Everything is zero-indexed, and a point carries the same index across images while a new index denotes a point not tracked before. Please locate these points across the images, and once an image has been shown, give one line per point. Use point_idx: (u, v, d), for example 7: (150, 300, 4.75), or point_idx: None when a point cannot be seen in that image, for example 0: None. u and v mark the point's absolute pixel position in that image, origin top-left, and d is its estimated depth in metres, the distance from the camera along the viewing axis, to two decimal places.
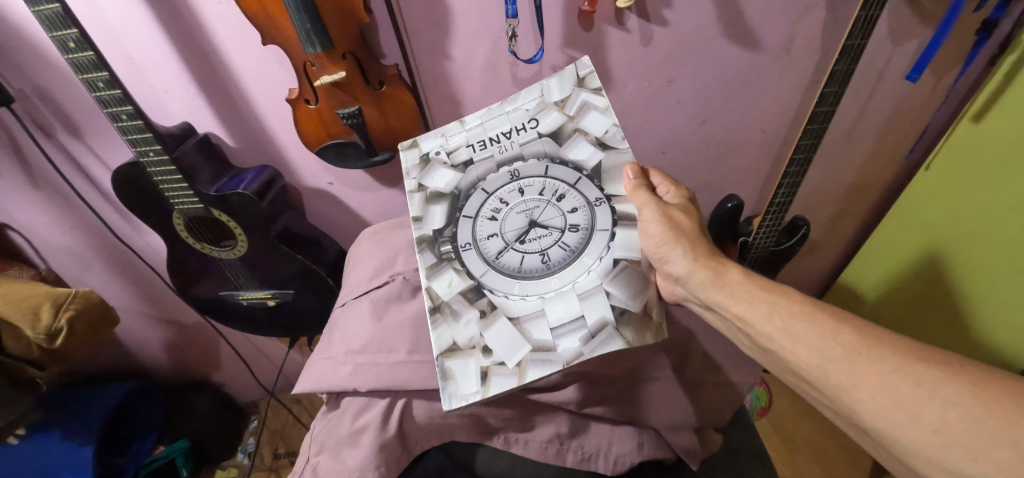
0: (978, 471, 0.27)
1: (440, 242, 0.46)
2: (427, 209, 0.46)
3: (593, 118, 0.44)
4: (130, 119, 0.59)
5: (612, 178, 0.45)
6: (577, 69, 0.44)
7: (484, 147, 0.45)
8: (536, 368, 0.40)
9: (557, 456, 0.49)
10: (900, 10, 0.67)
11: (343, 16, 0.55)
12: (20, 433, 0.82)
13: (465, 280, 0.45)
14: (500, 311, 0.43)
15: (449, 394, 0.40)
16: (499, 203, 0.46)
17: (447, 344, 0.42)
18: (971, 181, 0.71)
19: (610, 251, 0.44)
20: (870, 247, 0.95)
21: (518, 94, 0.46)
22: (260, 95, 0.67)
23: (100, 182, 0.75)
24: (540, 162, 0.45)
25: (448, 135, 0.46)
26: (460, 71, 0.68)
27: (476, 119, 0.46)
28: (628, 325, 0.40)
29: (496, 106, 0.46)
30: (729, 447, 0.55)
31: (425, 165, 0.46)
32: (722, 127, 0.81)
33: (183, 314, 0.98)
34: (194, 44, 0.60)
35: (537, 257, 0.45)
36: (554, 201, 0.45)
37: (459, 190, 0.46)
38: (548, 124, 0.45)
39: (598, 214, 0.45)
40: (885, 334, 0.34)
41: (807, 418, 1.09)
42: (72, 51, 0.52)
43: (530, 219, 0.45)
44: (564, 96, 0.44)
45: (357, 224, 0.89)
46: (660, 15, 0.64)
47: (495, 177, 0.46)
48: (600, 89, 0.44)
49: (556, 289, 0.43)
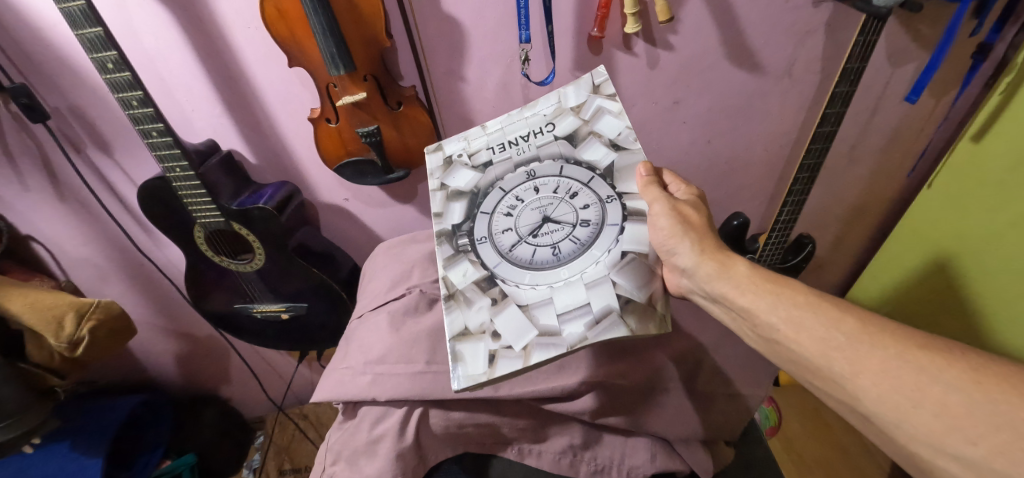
0: (979, 454, 0.27)
1: (458, 236, 0.48)
2: (447, 206, 0.50)
3: (606, 122, 0.48)
4: (160, 135, 0.61)
5: (624, 176, 0.48)
6: (593, 77, 0.49)
7: (503, 149, 0.50)
8: (540, 352, 0.40)
9: (570, 467, 0.49)
10: (897, 35, 0.69)
11: (366, 40, 0.58)
12: (35, 443, 0.83)
13: (479, 271, 0.46)
14: (511, 300, 0.44)
15: (458, 374, 0.40)
16: (515, 200, 0.49)
17: (459, 328, 0.43)
18: (975, 197, 0.73)
19: (618, 244, 0.45)
20: (876, 265, 0.97)
21: (536, 101, 0.50)
22: (283, 115, 0.70)
23: (125, 196, 0.77)
24: (555, 163, 0.49)
25: (471, 139, 0.52)
26: (473, 92, 0.71)
27: (496, 125, 0.51)
28: (633, 315, 0.40)
29: (516, 112, 0.51)
30: (739, 462, 0.55)
31: (448, 167, 0.51)
32: (728, 147, 0.84)
33: (196, 327, 1.00)
34: (223, 66, 0.64)
35: (549, 250, 0.46)
36: (568, 198, 0.47)
37: (477, 189, 0.50)
38: (564, 128, 0.49)
39: (609, 210, 0.46)
40: (886, 323, 0.34)
41: (817, 439, 1.09)
42: (111, 71, 0.55)
43: (543, 215, 0.48)
44: (580, 102, 0.49)
45: (370, 239, 0.91)
46: (666, 40, 0.67)
47: (512, 176, 0.50)
48: (613, 95, 0.48)
49: (565, 278, 0.44)
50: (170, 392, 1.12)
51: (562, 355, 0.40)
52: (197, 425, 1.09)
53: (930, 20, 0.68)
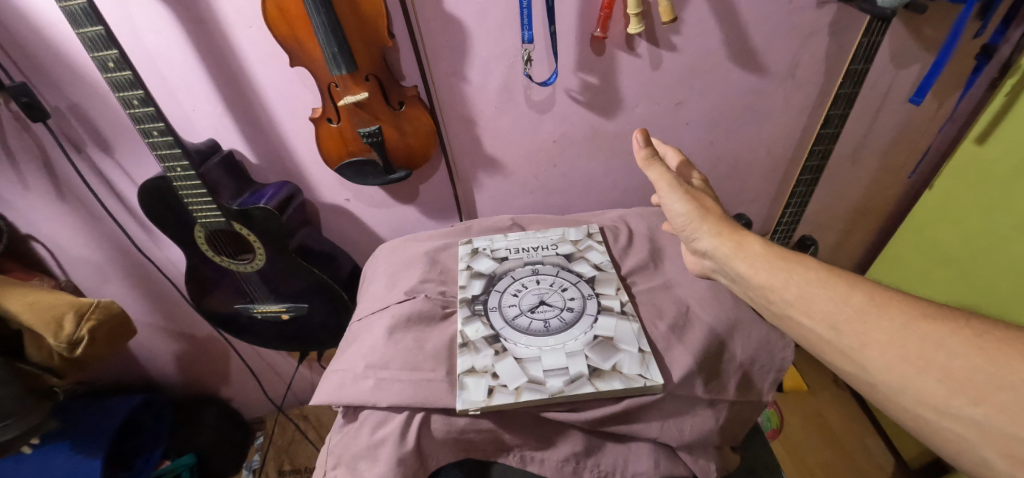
0: (980, 414, 0.26)
1: (476, 302, 0.55)
2: (470, 281, 0.58)
3: (592, 253, 0.62)
4: (161, 135, 0.61)
5: (603, 281, 0.57)
6: (588, 228, 0.66)
7: (519, 252, 0.62)
8: (530, 394, 0.45)
9: (574, 474, 0.47)
10: (902, 36, 0.69)
11: (367, 39, 0.57)
12: (35, 442, 0.82)
13: (488, 329, 0.52)
14: (509, 353, 0.49)
15: (462, 398, 0.45)
16: (521, 286, 0.56)
17: (467, 366, 0.48)
18: (978, 201, 0.74)
19: (593, 328, 0.51)
20: (886, 266, 0.97)
21: (546, 230, 0.67)
22: (284, 114, 0.70)
23: (125, 196, 0.77)
24: (555, 267, 0.59)
25: (494, 241, 0.65)
26: (475, 93, 0.71)
27: (516, 236, 0.66)
28: (602, 379, 0.46)
29: (531, 232, 0.67)
30: (743, 466, 0.54)
31: (474, 255, 0.63)
32: (731, 148, 0.83)
33: (196, 327, 0.99)
34: (225, 65, 0.63)
35: (542, 323, 0.51)
36: (559, 290, 0.55)
37: (494, 274, 0.59)
38: (564, 249, 0.62)
39: (589, 304, 0.54)
40: (893, 295, 0.33)
41: (818, 440, 1.09)
42: (111, 70, 0.55)
43: (541, 299, 0.54)
44: (577, 238, 0.64)
45: (371, 240, 0.91)
46: (669, 40, 0.67)
47: (521, 269, 0.59)
48: (601, 240, 0.64)
49: (551, 345, 0.49)
50: (169, 393, 1.12)
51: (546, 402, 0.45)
52: (197, 425, 1.08)
53: (933, 21, 0.68)
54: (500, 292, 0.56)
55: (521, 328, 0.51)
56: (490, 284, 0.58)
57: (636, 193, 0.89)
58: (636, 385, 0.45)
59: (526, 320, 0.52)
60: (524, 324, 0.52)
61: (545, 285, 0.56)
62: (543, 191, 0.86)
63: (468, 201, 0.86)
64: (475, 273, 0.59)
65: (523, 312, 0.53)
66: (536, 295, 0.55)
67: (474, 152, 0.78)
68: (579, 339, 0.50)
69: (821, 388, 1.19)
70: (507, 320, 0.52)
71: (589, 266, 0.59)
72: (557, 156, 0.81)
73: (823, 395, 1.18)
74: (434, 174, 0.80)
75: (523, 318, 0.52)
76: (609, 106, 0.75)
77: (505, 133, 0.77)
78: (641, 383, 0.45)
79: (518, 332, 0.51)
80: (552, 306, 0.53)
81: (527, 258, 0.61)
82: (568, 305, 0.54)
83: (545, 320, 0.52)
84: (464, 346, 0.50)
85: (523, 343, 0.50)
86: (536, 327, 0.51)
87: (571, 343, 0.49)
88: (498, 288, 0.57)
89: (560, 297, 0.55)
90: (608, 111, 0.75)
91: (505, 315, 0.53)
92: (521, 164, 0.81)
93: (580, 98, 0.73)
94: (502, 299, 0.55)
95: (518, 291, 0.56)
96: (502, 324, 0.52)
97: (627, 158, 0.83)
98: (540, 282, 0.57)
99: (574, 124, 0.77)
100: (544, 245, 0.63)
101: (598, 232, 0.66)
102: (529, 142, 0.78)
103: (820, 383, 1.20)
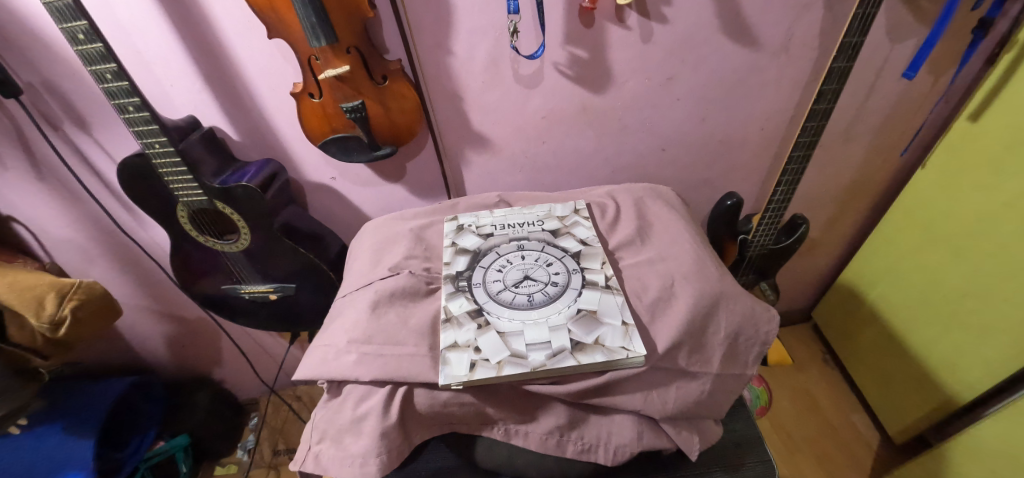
0: None
1: (460, 279, 0.55)
2: (454, 258, 0.58)
3: (579, 229, 0.61)
4: (137, 110, 0.59)
5: (588, 256, 0.56)
6: (575, 204, 0.65)
7: (504, 228, 0.62)
8: (512, 367, 0.45)
9: (557, 447, 0.47)
10: (900, 8, 0.67)
11: (348, 10, 0.55)
12: (22, 424, 0.82)
13: (472, 304, 0.51)
14: (492, 327, 0.48)
15: (444, 373, 0.45)
16: (506, 261, 0.56)
17: (450, 341, 0.47)
18: (969, 180, 0.76)
19: (576, 302, 0.50)
20: (876, 245, 1.00)
21: (533, 206, 0.66)
22: (264, 89, 0.68)
23: (104, 174, 0.75)
24: (540, 243, 0.58)
25: (480, 217, 0.64)
26: (461, 66, 0.69)
27: (502, 212, 0.66)
28: (583, 352, 0.45)
29: (517, 209, 0.66)
30: (728, 440, 0.55)
31: (459, 231, 0.62)
32: (722, 125, 0.82)
33: (186, 309, 0.99)
34: (201, 38, 0.61)
35: (525, 297, 0.51)
36: (544, 265, 0.55)
37: (479, 250, 0.58)
38: (550, 225, 0.62)
39: (573, 278, 0.53)
40: None
41: (805, 417, 1.14)
42: (81, 43, 0.52)
43: (525, 274, 0.54)
44: (564, 214, 0.64)
45: (358, 218, 0.90)
46: (660, 12, 0.65)
47: (507, 245, 0.58)
48: (587, 216, 0.63)
49: (534, 319, 0.49)
50: (162, 374, 1.12)
51: (527, 375, 0.45)
52: (189, 407, 1.09)
53: None
54: (485, 267, 0.56)
55: (504, 302, 0.51)
56: (476, 260, 0.57)
57: (627, 171, 0.88)
58: (617, 358, 0.45)
59: (510, 294, 0.52)
60: (508, 298, 0.51)
61: (529, 260, 0.56)
62: (532, 168, 0.86)
63: (457, 179, 0.85)
64: (460, 250, 0.59)
65: (507, 287, 0.52)
66: (520, 270, 0.54)
67: (461, 128, 0.77)
68: (562, 313, 0.49)
69: (810, 365, 1.25)
70: (490, 295, 0.52)
71: (575, 241, 0.59)
72: (546, 133, 0.80)
73: (812, 373, 1.23)
74: (420, 152, 0.79)
75: (507, 292, 0.52)
76: (598, 81, 0.73)
77: (492, 108, 0.75)
78: (623, 355, 0.45)
79: (502, 306, 0.51)
80: (536, 281, 0.53)
81: (513, 234, 0.60)
82: (552, 280, 0.53)
83: (529, 294, 0.52)
84: (447, 321, 0.49)
85: (506, 317, 0.49)
86: (520, 301, 0.51)
87: (554, 316, 0.49)
88: (483, 264, 0.56)
89: (544, 272, 0.54)
90: (597, 86, 0.74)
91: (489, 290, 0.53)
92: (510, 141, 0.80)
93: (568, 72, 0.71)
94: (487, 275, 0.55)
95: (503, 267, 0.55)
96: (485, 298, 0.52)
97: (616, 135, 0.82)
98: (525, 258, 0.56)
99: (563, 99, 0.75)
100: (530, 221, 0.63)
101: (585, 208, 0.65)
102: (517, 118, 0.77)
103: (808, 361, 1.26)
